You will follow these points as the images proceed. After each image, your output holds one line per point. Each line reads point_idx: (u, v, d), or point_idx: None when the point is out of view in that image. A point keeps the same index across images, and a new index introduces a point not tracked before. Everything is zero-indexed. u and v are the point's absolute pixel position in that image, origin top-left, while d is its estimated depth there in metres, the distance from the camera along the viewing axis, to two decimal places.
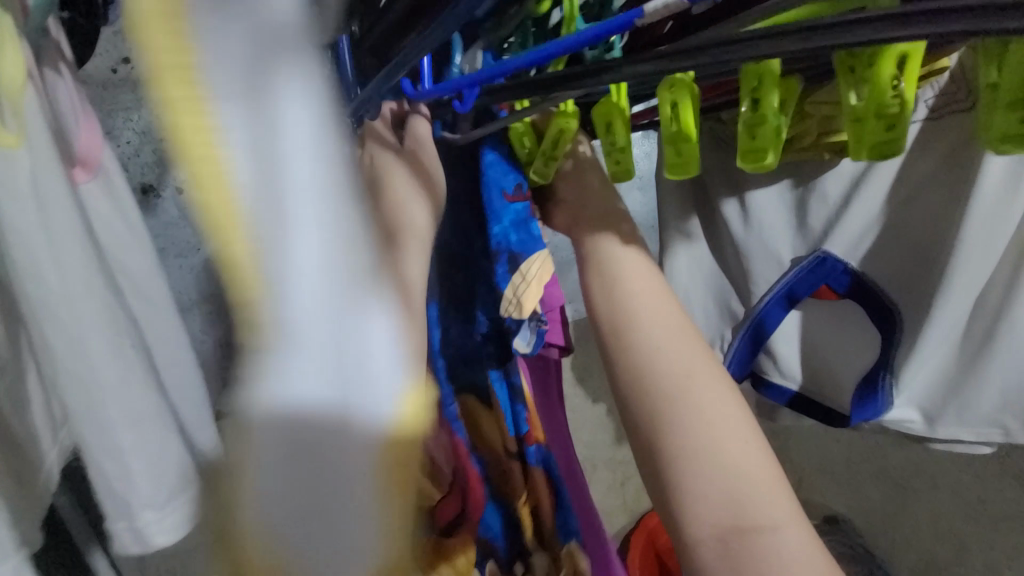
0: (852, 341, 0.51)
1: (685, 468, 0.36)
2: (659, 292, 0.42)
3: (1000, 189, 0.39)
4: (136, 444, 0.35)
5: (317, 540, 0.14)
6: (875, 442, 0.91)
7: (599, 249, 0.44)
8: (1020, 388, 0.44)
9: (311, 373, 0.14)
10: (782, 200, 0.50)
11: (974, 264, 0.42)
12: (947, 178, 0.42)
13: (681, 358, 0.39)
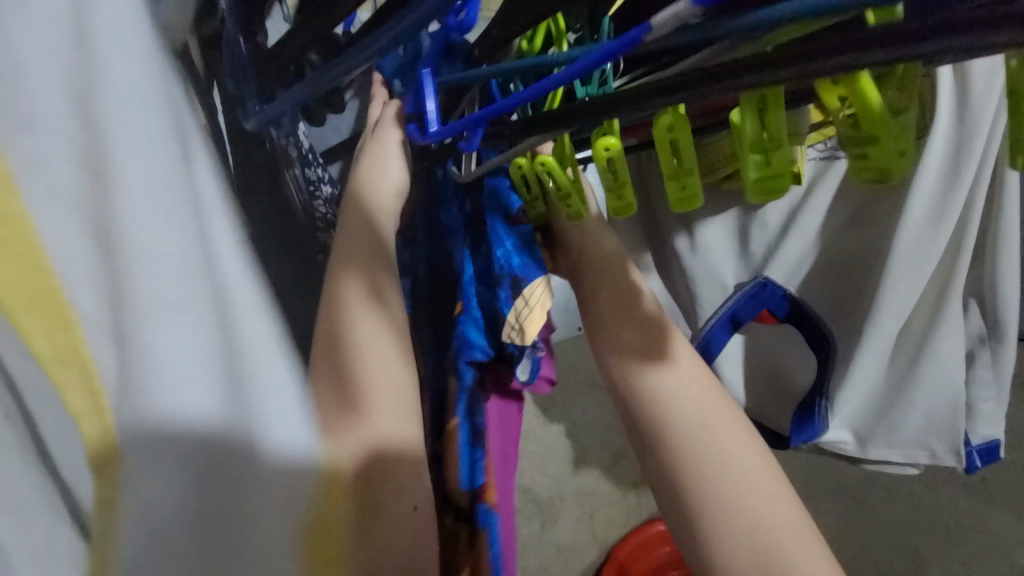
0: (792, 365, 0.53)
1: (717, 511, 0.39)
2: (672, 340, 0.45)
3: (925, 218, 0.40)
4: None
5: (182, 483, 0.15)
6: (832, 461, 0.93)
7: (605, 299, 0.47)
8: (941, 412, 0.46)
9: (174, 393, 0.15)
10: (724, 227, 0.51)
11: (898, 295, 0.43)
12: (872, 206, 0.44)
13: (696, 408, 0.42)
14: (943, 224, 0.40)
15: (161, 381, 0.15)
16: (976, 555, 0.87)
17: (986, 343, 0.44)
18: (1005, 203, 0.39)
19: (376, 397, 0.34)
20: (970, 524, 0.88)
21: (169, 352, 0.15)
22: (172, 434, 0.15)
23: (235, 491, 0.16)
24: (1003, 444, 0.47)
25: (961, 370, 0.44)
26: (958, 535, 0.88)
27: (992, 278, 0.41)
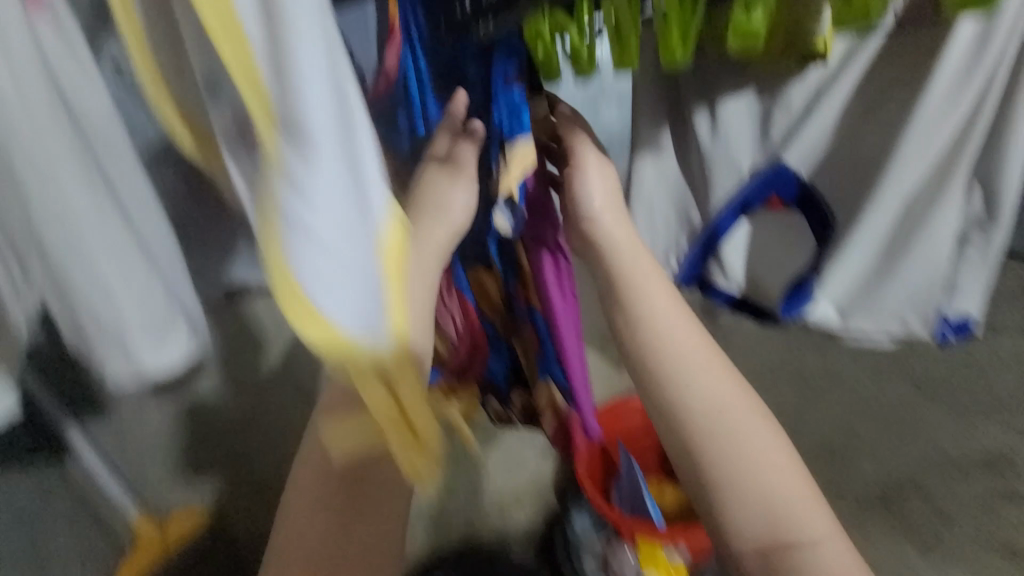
0: (791, 251, 0.56)
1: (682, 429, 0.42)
2: (687, 321, 0.45)
3: (944, 100, 0.43)
4: (112, 265, 0.30)
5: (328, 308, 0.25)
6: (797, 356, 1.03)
7: (616, 272, 0.47)
8: (925, 288, 0.51)
9: (327, 255, 0.24)
10: (748, 109, 0.51)
11: (902, 175, 0.46)
12: (893, 89, 0.46)
13: (712, 392, 0.42)
14: (960, 102, 0.43)
15: (321, 241, 0.24)
16: (914, 442, 0.96)
17: (981, 226, 0.47)
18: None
19: None
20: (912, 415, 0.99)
21: (324, 222, 0.24)
22: (316, 280, 0.25)
23: (350, 320, 0.26)
24: (980, 323, 0.52)
25: (948, 249, 0.48)
26: (901, 425, 0.98)
27: (992, 165, 0.44)
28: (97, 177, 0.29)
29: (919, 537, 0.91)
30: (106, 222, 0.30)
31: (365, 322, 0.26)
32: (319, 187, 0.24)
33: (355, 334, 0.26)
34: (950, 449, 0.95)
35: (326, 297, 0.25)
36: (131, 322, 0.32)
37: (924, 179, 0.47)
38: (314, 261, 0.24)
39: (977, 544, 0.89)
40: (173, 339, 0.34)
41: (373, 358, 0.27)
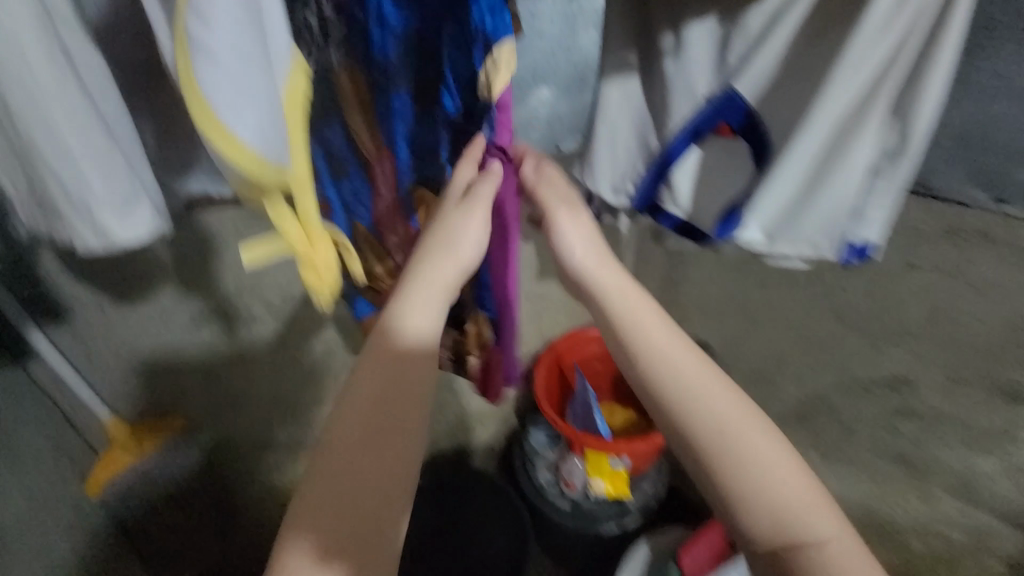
0: (733, 177, 0.60)
1: (697, 446, 0.53)
2: (704, 369, 0.55)
3: (877, 28, 0.46)
4: (80, 144, 0.40)
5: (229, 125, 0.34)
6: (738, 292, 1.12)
7: (624, 329, 0.56)
8: (835, 214, 0.56)
9: (228, 82, 0.33)
10: (709, 35, 0.55)
11: (833, 100, 0.50)
12: (834, 21, 0.50)
13: (731, 424, 0.53)
14: (888, 31, 0.46)
15: (223, 69, 0.33)
16: (828, 368, 1.05)
17: (889, 158, 0.53)
18: (947, 25, 0.45)
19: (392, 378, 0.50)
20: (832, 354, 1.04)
21: (227, 56, 0.33)
22: (219, 99, 0.33)
23: (244, 137, 0.35)
24: (878, 250, 0.58)
25: (860, 177, 0.54)
26: (819, 356, 1.06)
27: (907, 100, 0.50)
28: (62, 74, 0.37)
29: (822, 444, 1.11)
30: (81, 114, 0.39)
31: (268, 143, 0.36)
32: (224, 28, 0.32)
33: (261, 152, 0.35)
34: (860, 374, 1.01)
35: (234, 118, 0.34)
36: (102, 194, 0.42)
37: (852, 109, 0.51)
38: (218, 86, 0.33)
39: (869, 450, 1.05)
40: (137, 212, 0.44)
41: (279, 175, 0.37)
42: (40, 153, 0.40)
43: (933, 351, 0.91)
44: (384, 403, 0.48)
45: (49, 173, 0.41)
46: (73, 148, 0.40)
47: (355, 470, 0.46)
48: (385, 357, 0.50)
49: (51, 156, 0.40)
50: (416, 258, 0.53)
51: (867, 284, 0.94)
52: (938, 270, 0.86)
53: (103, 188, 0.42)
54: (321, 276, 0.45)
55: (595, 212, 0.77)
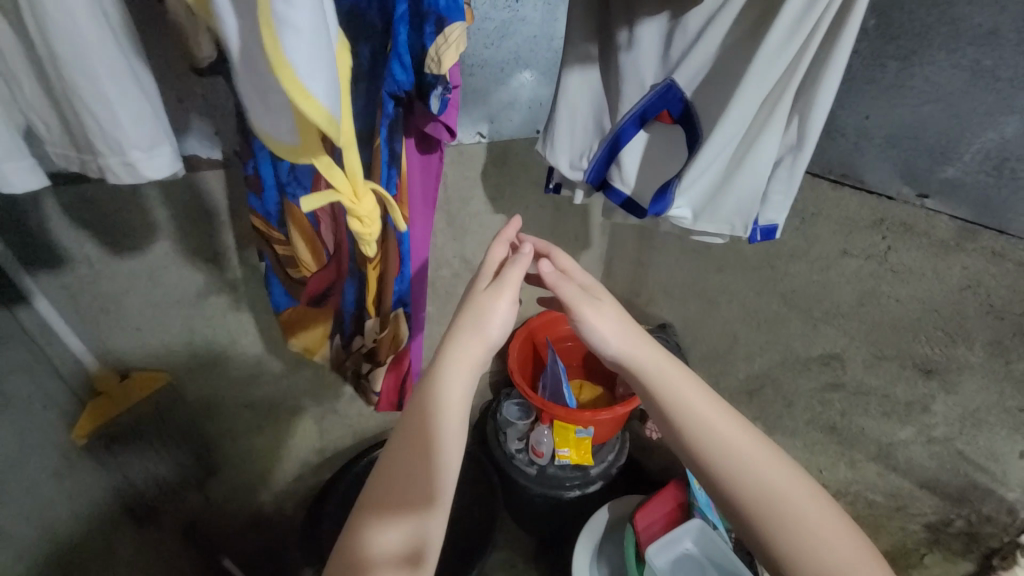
0: (670, 159, 0.69)
1: (728, 493, 0.62)
2: (723, 429, 0.64)
3: (783, 36, 0.55)
4: (117, 91, 0.46)
5: (309, 89, 0.41)
6: (699, 275, 1.28)
7: (653, 387, 0.67)
8: (747, 197, 0.66)
9: (306, 50, 0.39)
10: (657, 30, 0.64)
11: (747, 94, 0.59)
12: (756, 25, 0.58)
13: (753, 477, 0.62)
14: (796, 37, 0.55)
15: (301, 39, 0.39)
16: (774, 347, 1.16)
17: (791, 152, 0.64)
18: (842, 35, 0.55)
19: (418, 438, 0.59)
20: (778, 336, 1.15)
21: (304, 28, 0.39)
22: (299, 66, 0.39)
23: (321, 98, 0.42)
24: (781, 230, 0.69)
25: (769, 166, 0.65)
26: (766, 335, 1.17)
27: (807, 99, 0.60)
28: (101, 25, 0.43)
29: (766, 416, 1.23)
30: (117, 63, 0.45)
31: (335, 104, 0.43)
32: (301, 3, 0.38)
33: (330, 111, 0.42)
34: (800, 352, 1.11)
35: (311, 81, 0.40)
36: (130, 135, 0.48)
37: (762, 109, 0.61)
38: (298, 56, 0.39)
39: (805, 422, 1.16)
40: (161, 150, 0.50)
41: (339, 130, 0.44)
42: (79, 96, 0.45)
43: (862, 330, 0.99)
44: (418, 449, 0.58)
45: (85, 114, 0.46)
46: (112, 93, 0.45)
47: (392, 497, 0.57)
48: (426, 400, 0.61)
49: (85, 93, 0.45)
50: (450, 335, 0.64)
51: (804, 270, 1.04)
52: (868, 257, 0.95)
53: (130, 125, 0.47)
54: (363, 219, 0.54)
55: (555, 187, 0.85)
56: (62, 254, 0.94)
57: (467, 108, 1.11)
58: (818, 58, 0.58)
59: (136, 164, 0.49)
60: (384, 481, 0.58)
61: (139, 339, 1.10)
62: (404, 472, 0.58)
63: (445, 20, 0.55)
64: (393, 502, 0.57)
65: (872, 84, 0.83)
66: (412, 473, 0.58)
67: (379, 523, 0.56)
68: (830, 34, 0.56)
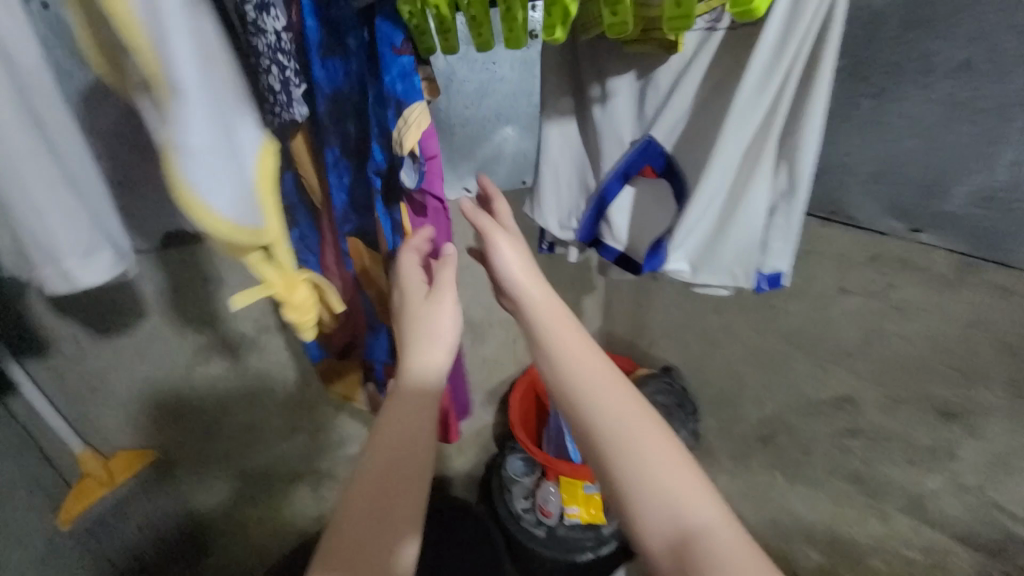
0: (659, 212, 0.69)
1: (668, 543, 0.49)
2: (678, 460, 0.52)
3: (753, 89, 0.55)
4: (47, 200, 0.42)
5: (211, 207, 0.41)
6: (698, 318, 1.25)
7: (584, 404, 0.54)
8: (745, 247, 0.64)
9: (205, 173, 0.40)
10: (630, 90, 0.66)
11: (727, 147, 0.58)
12: (723, 78, 0.60)
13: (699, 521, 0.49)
14: (767, 87, 0.55)
15: (199, 164, 0.40)
16: (784, 389, 1.11)
17: (784, 198, 0.62)
18: (816, 79, 0.55)
19: (403, 422, 0.52)
20: (787, 380, 1.10)
21: (203, 154, 0.40)
22: (197, 188, 0.40)
23: (226, 215, 0.42)
24: (788, 277, 0.66)
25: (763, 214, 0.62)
26: (774, 377, 1.12)
27: (792, 146, 0.59)
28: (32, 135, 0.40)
29: (785, 465, 1.16)
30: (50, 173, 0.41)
31: (238, 212, 0.43)
32: (196, 132, 0.39)
33: (235, 221, 0.43)
34: (811, 394, 1.07)
35: (208, 195, 0.41)
36: (64, 245, 0.44)
37: (743, 160, 0.60)
38: (197, 179, 0.40)
39: (827, 471, 1.09)
40: (100, 258, 0.46)
41: (252, 234, 0.44)
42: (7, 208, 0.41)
43: (873, 371, 0.96)
44: (398, 474, 0.50)
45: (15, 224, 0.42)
46: (43, 206, 0.41)
47: (377, 485, 0.50)
48: (403, 414, 0.52)
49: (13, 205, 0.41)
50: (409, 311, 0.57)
51: (805, 310, 1.02)
52: (868, 294, 0.92)
53: (65, 235, 0.43)
54: (298, 310, 0.52)
55: (549, 246, 0.84)
56: (45, 338, 0.91)
57: (450, 164, 1.11)
58: (796, 101, 0.57)
59: (73, 275, 0.45)
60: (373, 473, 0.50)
61: (122, 420, 1.04)
62: (394, 459, 0.51)
63: (405, 103, 0.53)
64: (385, 495, 0.49)
65: (848, 122, 0.81)
66: (390, 458, 0.51)
67: (362, 515, 0.49)
68: (804, 79, 0.56)
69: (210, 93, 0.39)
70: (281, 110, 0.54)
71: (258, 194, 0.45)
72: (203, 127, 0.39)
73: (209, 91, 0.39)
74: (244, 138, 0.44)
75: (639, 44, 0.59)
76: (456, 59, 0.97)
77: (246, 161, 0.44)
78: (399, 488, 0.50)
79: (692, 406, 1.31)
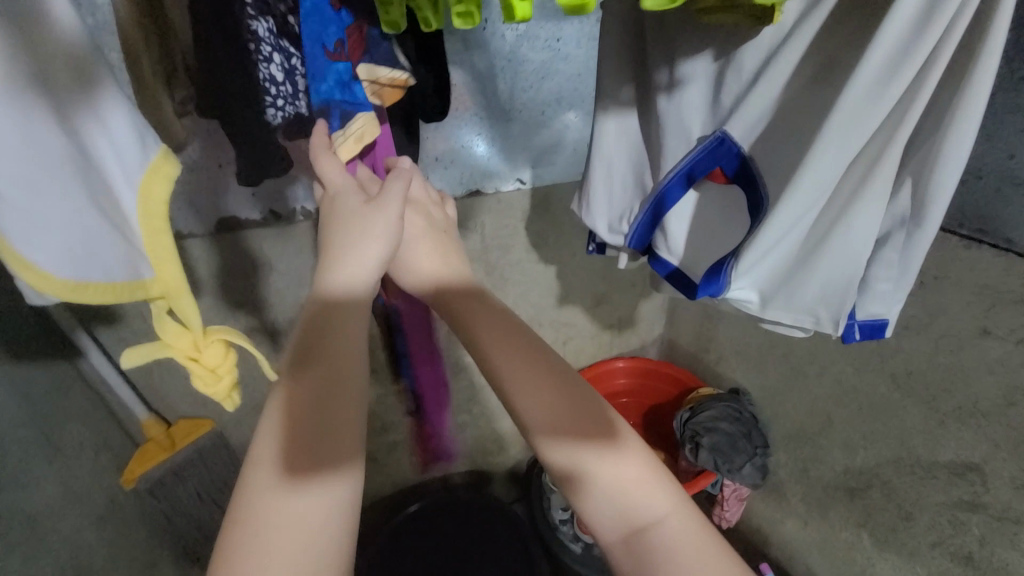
0: (730, 224, 0.57)
1: (606, 515, 0.47)
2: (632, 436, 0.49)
3: (874, 77, 0.41)
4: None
5: (57, 264, 0.40)
6: (781, 341, 1.07)
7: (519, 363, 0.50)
8: (838, 283, 0.50)
9: (46, 231, 0.39)
10: (704, 78, 0.53)
11: (827, 153, 0.44)
12: (833, 59, 0.46)
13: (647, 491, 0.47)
14: (899, 71, 0.40)
15: (32, 221, 0.38)
16: (882, 436, 0.92)
17: (904, 227, 0.47)
18: (978, 64, 0.38)
19: (333, 342, 0.43)
20: (888, 429, 0.91)
21: (44, 210, 0.38)
22: (32, 247, 0.39)
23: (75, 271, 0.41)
24: (893, 328, 0.52)
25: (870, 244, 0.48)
26: (869, 421, 0.94)
27: (923, 158, 0.44)
28: None
29: (874, 527, 0.97)
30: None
31: (81, 269, 0.41)
32: (20, 189, 0.37)
33: (78, 276, 0.41)
34: (922, 453, 0.87)
35: (33, 248, 0.39)
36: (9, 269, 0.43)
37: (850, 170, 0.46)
38: (28, 238, 0.38)
39: (929, 545, 0.89)
40: None
41: (117, 287, 0.42)
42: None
43: (1011, 437, 0.74)
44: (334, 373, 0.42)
45: None
46: None
47: (311, 411, 0.40)
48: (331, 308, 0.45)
49: None
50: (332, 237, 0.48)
51: (920, 348, 0.82)
52: (1020, 342, 0.71)
53: None
54: (203, 376, 0.45)
55: (597, 248, 0.74)
56: (118, 310, 0.98)
57: (506, 154, 1.02)
58: (938, 93, 0.42)
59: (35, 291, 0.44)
60: (307, 393, 0.41)
61: (185, 388, 1.12)
62: (330, 376, 0.42)
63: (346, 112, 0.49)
64: (336, 411, 0.41)
65: (1017, 113, 0.60)
66: (332, 371, 0.42)
67: (309, 430, 0.40)
68: (955, 63, 0.40)
69: (35, 144, 0.36)
70: (285, 103, 0.48)
71: (132, 236, 0.42)
72: (27, 181, 0.37)
73: (47, 143, 0.37)
74: (113, 176, 0.40)
75: (716, 17, 0.46)
76: (517, 36, 0.88)
77: (117, 202, 0.41)
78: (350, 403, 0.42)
79: (762, 437, 1.14)
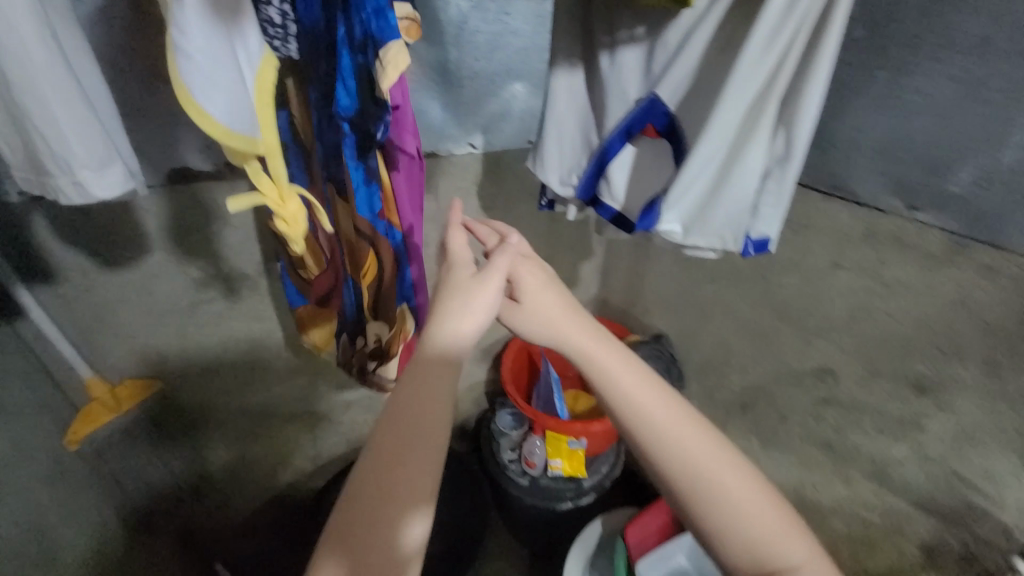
0: (659, 171, 0.71)
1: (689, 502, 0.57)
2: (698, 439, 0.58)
3: (757, 53, 0.55)
4: (66, 111, 0.47)
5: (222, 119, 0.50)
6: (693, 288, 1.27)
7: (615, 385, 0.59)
8: (736, 209, 0.66)
9: (215, 93, 0.48)
10: (639, 48, 0.66)
11: (728, 111, 0.59)
12: (732, 39, 0.61)
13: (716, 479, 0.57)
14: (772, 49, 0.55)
15: (204, 81, 0.48)
16: (768, 358, 1.15)
17: (779, 164, 0.64)
18: (821, 46, 0.56)
19: (417, 402, 0.52)
20: (773, 351, 1.14)
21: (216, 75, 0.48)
22: (202, 100, 0.48)
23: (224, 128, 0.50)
24: (774, 243, 0.69)
25: (755, 178, 0.65)
26: (758, 346, 1.16)
27: (791, 111, 0.61)
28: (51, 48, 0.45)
29: (762, 431, 1.21)
30: (61, 78, 0.46)
31: (232, 121, 0.50)
32: (198, 51, 0.47)
33: (227, 126, 0.50)
34: (795, 365, 1.11)
35: (202, 101, 0.48)
36: (80, 151, 0.48)
37: (744, 124, 0.61)
38: (205, 96, 0.48)
39: (801, 438, 1.15)
40: (113, 172, 0.51)
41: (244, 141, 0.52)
42: (29, 118, 0.46)
43: (854, 344, 1.01)
44: (408, 444, 0.50)
45: (38, 136, 0.47)
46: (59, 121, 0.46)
47: (388, 474, 0.49)
48: (416, 384, 0.53)
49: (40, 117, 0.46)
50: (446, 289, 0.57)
51: (794, 284, 1.05)
52: (862, 271, 0.95)
53: (91, 153, 0.49)
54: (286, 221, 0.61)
55: (548, 203, 0.86)
56: (55, 266, 0.96)
57: (459, 117, 1.10)
58: (800, 67, 0.58)
59: (91, 188, 0.50)
60: (383, 454, 0.50)
61: (126, 349, 1.09)
62: (404, 438, 0.50)
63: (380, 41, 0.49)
64: (401, 473, 0.50)
65: (862, 95, 0.78)
66: (402, 436, 0.51)
67: (378, 490, 0.49)
68: (810, 46, 0.57)
69: (211, 19, 0.47)
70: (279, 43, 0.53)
71: (252, 102, 0.51)
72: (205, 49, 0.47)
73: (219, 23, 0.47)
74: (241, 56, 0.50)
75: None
76: (469, 6, 0.94)
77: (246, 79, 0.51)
78: (412, 469, 0.50)
79: (678, 372, 1.34)
